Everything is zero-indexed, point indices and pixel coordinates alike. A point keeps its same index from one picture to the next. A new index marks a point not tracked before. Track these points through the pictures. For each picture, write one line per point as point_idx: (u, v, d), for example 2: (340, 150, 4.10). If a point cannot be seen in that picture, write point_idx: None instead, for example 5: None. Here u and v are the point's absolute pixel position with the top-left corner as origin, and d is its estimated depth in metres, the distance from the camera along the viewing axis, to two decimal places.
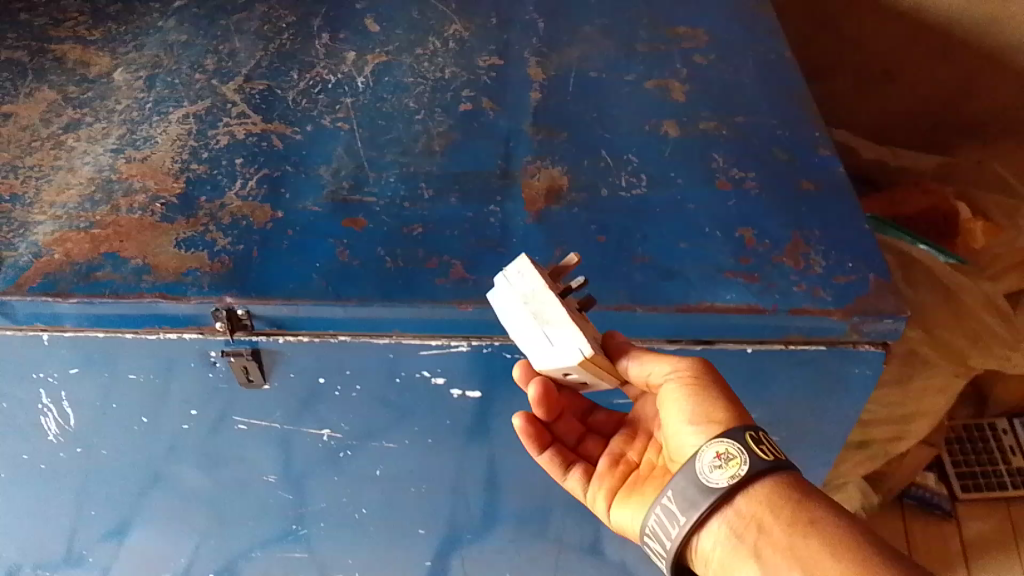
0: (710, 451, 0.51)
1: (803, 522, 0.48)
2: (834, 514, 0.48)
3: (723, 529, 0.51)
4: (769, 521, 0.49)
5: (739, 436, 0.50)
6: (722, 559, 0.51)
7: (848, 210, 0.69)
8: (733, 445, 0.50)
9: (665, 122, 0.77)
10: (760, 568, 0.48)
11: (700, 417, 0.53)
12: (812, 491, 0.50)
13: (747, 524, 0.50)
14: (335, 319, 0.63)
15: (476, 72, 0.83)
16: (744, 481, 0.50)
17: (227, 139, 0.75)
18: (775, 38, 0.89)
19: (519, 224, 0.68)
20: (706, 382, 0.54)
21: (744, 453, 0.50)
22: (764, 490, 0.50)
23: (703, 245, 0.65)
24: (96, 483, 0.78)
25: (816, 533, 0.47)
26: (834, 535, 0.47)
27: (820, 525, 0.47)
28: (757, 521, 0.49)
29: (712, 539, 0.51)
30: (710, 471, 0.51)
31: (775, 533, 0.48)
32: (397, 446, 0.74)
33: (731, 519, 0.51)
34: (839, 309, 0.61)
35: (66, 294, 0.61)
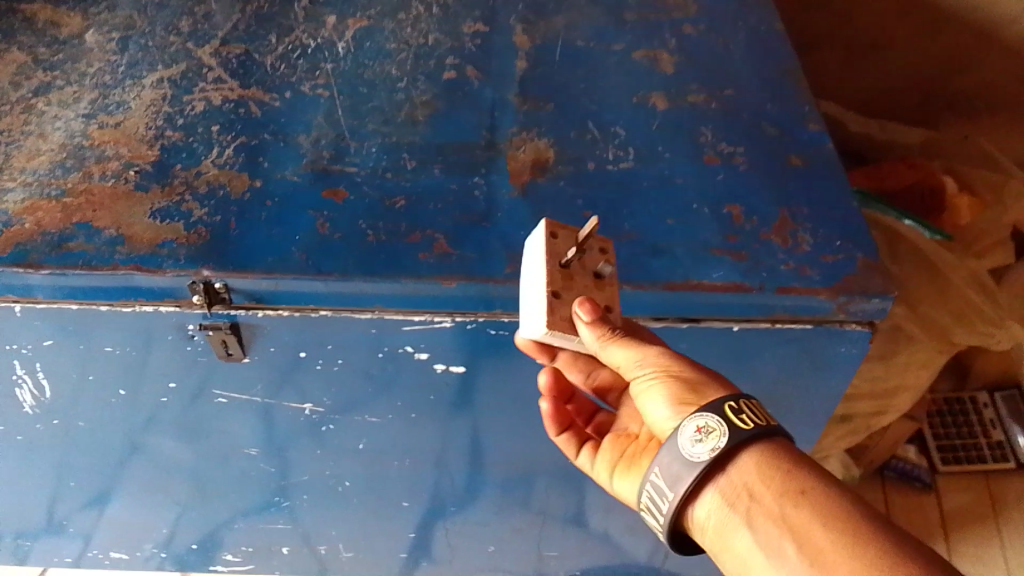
0: (692, 424, 0.48)
1: (795, 491, 0.45)
2: (826, 481, 0.45)
3: (713, 500, 0.48)
4: (760, 490, 0.46)
5: (714, 408, 0.47)
6: (713, 528, 0.48)
7: (836, 187, 0.68)
8: (712, 419, 0.47)
9: (653, 94, 0.76)
10: (753, 537, 0.45)
11: (679, 397, 0.49)
12: (802, 458, 0.47)
13: (737, 493, 0.47)
14: (316, 294, 0.61)
15: (461, 39, 0.81)
16: (728, 451, 0.47)
17: (203, 105, 0.73)
18: (765, 8, 0.88)
19: (504, 197, 0.66)
20: (675, 376, 0.50)
21: (723, 426, 0.47)
22: (753, 457, 0.47)
23: (691, 221, 0.64)
24: (74, 455, 0.77)
25: (809, 502, 0.44)
26: (829, 505, 0.43)
27: (811, 494, 0.44)
28: (747, 488, 0.46)
29: (703, 512, 0.48)
30: (694, 444, 0.47)
31: (766, 501, 0.45)
32: (379, 420, 0.73)
33: (719, 488, 0.47)
34: (827, 288, 0.60)
35: (38, 266, 0.59)
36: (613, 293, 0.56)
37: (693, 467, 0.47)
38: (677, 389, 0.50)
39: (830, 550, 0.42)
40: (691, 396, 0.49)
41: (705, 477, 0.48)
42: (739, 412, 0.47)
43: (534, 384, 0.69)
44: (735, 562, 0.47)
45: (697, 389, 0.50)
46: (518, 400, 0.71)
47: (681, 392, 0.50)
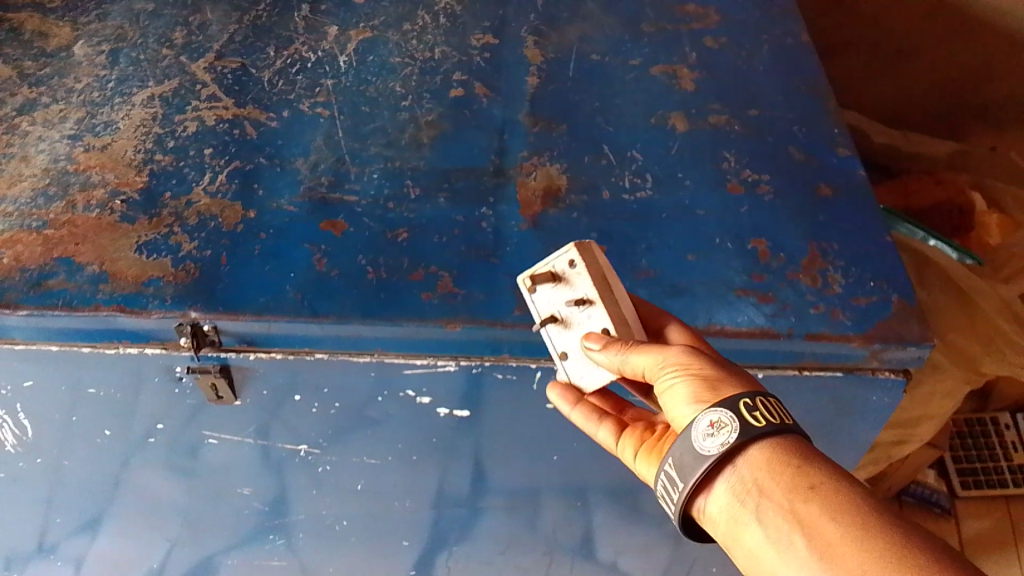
0: (702, 417, 0.42)
1: (806, 486, 0.39)
2: (842, 476, 0.39)
3: (725, 494, 0.42)
4: (769, 485, 0.40)
5: (727, 404, 0.41)
6: (725, 524, 0.42)
7: (870, 219, 0.63)
8: (724, 413, 0.41)
9: (672, 114, 0.71)
10: (763, 535, 0.39)
11: (705, 387, 0.43)
12: (818, 453, 0.40)
13: (746, 487, 0.41)
14: (312, 336, 0.58)
15: (469, 53, 0.77)
16: (737, 448, 0.41)
17: (195, 125, 0.69)
18: (791, 18, 0.83)
19: (513, 229, 0.62)
20: (692, 375, 0.44)
21: (734, 420, 0.41)
22: (765, 451, 0.41)
23: (713, 258, 0.60)
24: (62, 489, 0.74)
25: (822, 499, 0.38)
26: (841, 501, 0.37)
27: (825, 490, 0.38)
28: (757, 482, 0.40)
29: (715, 505, 0.42)
30: (704, 439, 0.41)
31: (776, 496, 0.39)
32: (379, 462, 0.70)
33: (730, 482, 0.42)
34: (860, 335, 0.55)
35: (15, 306, 0.56)
36: (598, 312, 0.51)
37: (700, 462, 0.42)
38: (703, 381, 0.44)
39: (846, 552, 0.36)
40: (713, 389, 0.43)
41: (715, 469, 0.42)
42: (756, 410, 0.41)
43: (543, 426, 0.65)
44: (748, 560, 0.41)
45: (724, 381, 0.44)
46: (526, 442, 0.67)
47: (707, 383, 0.43)
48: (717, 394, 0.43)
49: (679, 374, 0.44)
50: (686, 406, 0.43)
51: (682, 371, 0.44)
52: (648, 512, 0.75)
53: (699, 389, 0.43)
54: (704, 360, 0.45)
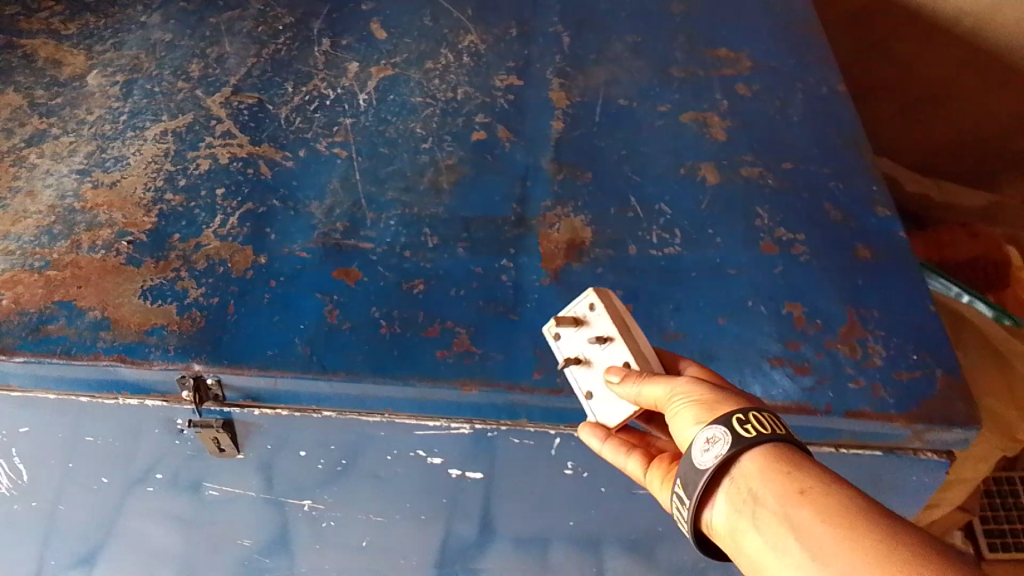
0: (698, 435, 0.39)
1: (796, 491, 0.35)
2: (834, 479, 0.35)
3: (724, 507, 0.38)
4: (762, 494, 0.36)
5: (721, 420, 0.38)
6: (729, 539, 0.38)
7: (910, 285, 0.60)
8: (719, 428, 0.38)
9: (702, 164, 0.69)
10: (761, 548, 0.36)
11: (709, 407, 0.40)
12: (815, 460, 0.37)
13: (742, 497, 0.37)
14: (320, 394, 0.55)
15: (492, 94, 0.74)
16: (732, 460, 0.38)
17: (208, 163, 0.67)
18: (825, 66, 0.80)
19: (534, 284, 0.59)
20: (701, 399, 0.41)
21: (727, 434, 0.38)
22: (758, 460, 0.37)
23: (746, 323, 0.57)
24: (55, 534, 0.71)
25: (813, 502, 0.34)
26: (833, 504, 0.34)
27: (817, 493, 0.34)
28: (751, 490, 0.37)
29: (717, 519, 0.39)
30: (702, 452, 0.39)
31: (769, 504, 0.36)
32: (386, 519, 0.67)
33: (727, 493, 0.38)
34: (903, 415, 0.53)
35: (11, 353, 0.53)
36: (616, 351, 0.48)
37: (700, 475, 0.39)
38: (705, 400, 0.41)
39: (839, 554, 0.32)
40: (714, 408, 0.40)
41: (715, 485, 0.39)
42: (748, 422, 0.38)
43: (560, 491, 0.62)
44: (752, 574, 0.37)
45: (731, 403, 0.41)
46: (540, 506, 0.64)
47: (709, 402, 0.41)
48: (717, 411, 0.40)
49: (685, 399, 0.41)
50: (689, 427, 0.40)
51: (685, 392, 0.42)
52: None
53: (700, 407, 0.40)
54: (711, 385, 0.42)
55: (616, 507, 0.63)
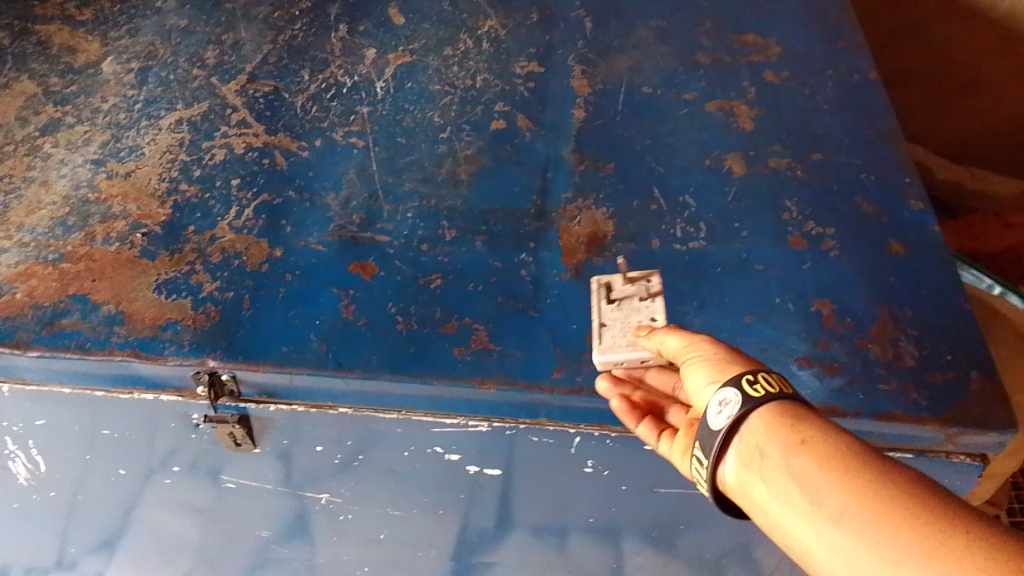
0: (713, 397, 0.42)
1: (797, 441, 0.38)
2: (831, 428, 0.39)
3: (734, 463, 0.41)
4: (767, 447, 0.39)
5: (731, 382, 0.41)
6: (738, 490, 0.41)
7: (944, 283, 0.58)
8: (729, 390, 0.41)
9: (728, 155, 0.67)
10: (768, 497, 0.39)
11: (720, 366, 0.43)
12: (812, 411, 0.40)
13: (749, 450, 0.40)
14: (336, 391, 0.54)
15: (512, 82, 0.73)
16: (741, 419, 0.41)
17: (223, 153, 0.66)
18: (857, 51, 0.78)
19: (555, 279, 0.58)
20: (716, 358, 0.44)
21: (738, 396, 0.40)
22: (765, 416, 0.40)
23: (773, 321, 0.55)
24: (73, 524, 0.71)
25: (814, 451, 0.38)
26: (832, 453, 0.37)
27: (817, 443, 0.38)
28: (758, 444, 0.40)
29: (728, 474, 0.42)
30: (716, 413, 0.41)
31: (773, 457, 0.39)
32: (403, 514, 0.66)
33: (736, 449, 0.41)
34: (935, 417, 0.51)
35: (25, 347, 0.53)
36: (657, 303, 0.52)
37: (715, 437, 0.41)
38: (718, 361, 0.44)
39: (839, 500, 0.36)
40: (725, 368, 0.43)
41: (727, 444, 0.41)
42: (756, 381, 0.41)
43: (580, 489, 0.61)
44: (762, 523, 0.40)
45: (742, 362, 0.43)
46: (559, 503, 0.63)
47: (720, 363, 0.43)
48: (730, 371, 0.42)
49: (700, 357, 0.44)
50: (704, 387, 0.43)
51: (700, 353, 0.44)
52: None
53: (714, 368, 0.43)
54: (726, 346, 0.45)
55: (637, 505, 0.62)
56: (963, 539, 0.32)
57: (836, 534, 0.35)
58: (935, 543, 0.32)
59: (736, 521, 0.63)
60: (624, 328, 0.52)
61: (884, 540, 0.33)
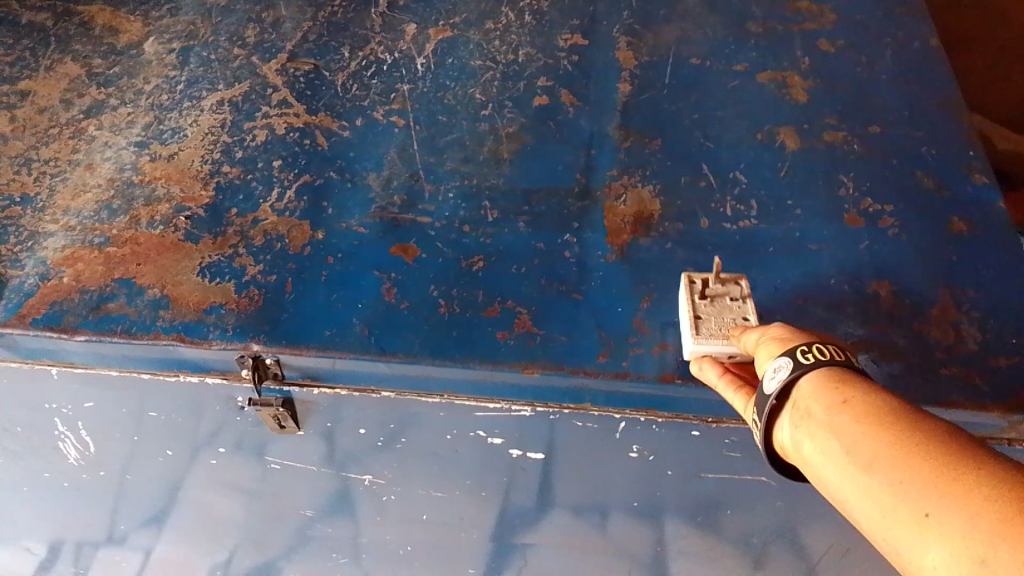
0: (768, 366, 0.42)
1: (839, 402, 0.38)
2: (878, 389, 0.38)
3: (787, 428, 0.40)
4: (812, 407, 0.39)
5: (787, 352, 0.41)
6: (794, 454, 0.40)
7: (1009, 262, 0.56)
8: (783, 359, 0.41)
9: (780, 129, 0.64)
10: (812, 455, 0.38)
11: (784, 342, 0.43)
12: (865, 377, 0.39)
13: (799, 413, 0.39)
14: (378, 375, 0.54)
15: (555, 55, 0.71)
16: (792, 384, 0.40)
17: (265, 134, 0.65)
18: (918, 17, 0.74)
19: (600, 261, 0.56)
20: (780, 335, 0.44)
21: (790, 362, 0.40)
22: (815, 379, 0.39)
23: (828, 303, 0.53)
24: (123, 501, 0.73)
25: (854, 410, 0.37)
26: (872, 409, 0.36)
27: (857, 402, 0.37)
28: (806, 406, 0.39)
29: (784, 439, 0.41)
30: (770, 381, 0.41)
31: (816, 415, 0.38)
32: (446, 495, 0.66)
33: (788, 412, 0.40)
34: (999, 404, 0.48)
35: (73, 331, 0.53)
36: (749, 304, 0.51)
37: (766, 402, 0.41)
38: (784, 338, 0.43)
39: (872, 450, 0.35)
40: (785, 342, 0.43)
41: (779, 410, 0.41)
42: (810, 351, 0.40)
43: (624, 472, 0.60)
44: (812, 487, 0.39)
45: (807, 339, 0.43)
46: (603, 486, 0.62)
47: (784, 339, 0.43)
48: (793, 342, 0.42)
49: (767, 337, 0.44)
50: (766, 358, 0.43)
51: (768, 333, 0.44)
52: (730, 558, 0.70)
53: (778, 342, 0.43)
54: (798, 327, 0.44)
55: (682, 490, 0.61)
56: (975, 475, 0.31)
57: (866, 482, 0.34)
58: (949, 482, 0.32)
59: (783, 506, 0.62)
60: (720, 325, 0.50)
61: (904, 482, 0.33)
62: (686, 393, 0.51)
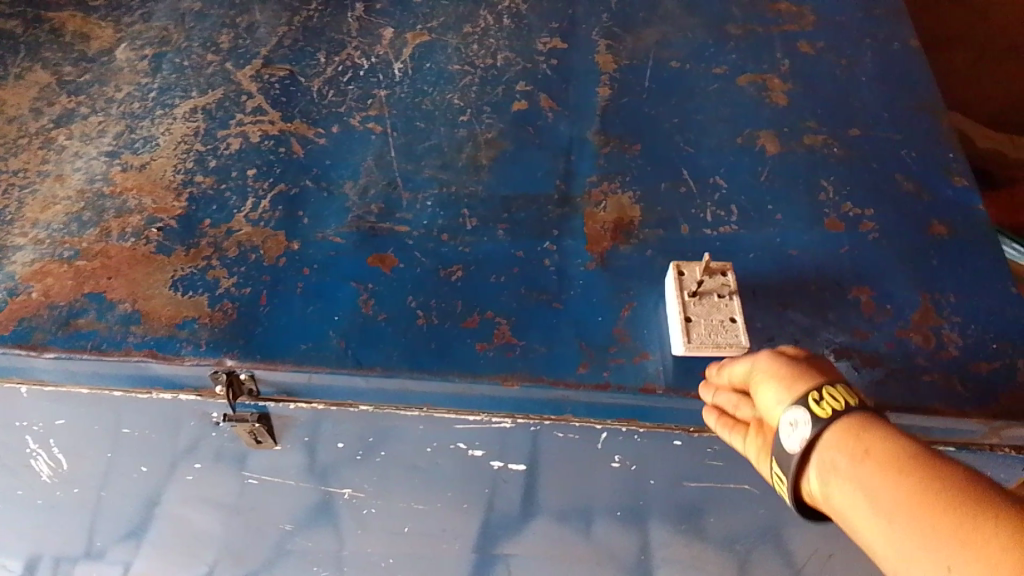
0: (783, 419, 0.40)
1: (861, 451, 0.37)
2: (894, 431, 0.37)
3: (813, 479, 0.40)
4: (836, 460, 0.38)
5: (800, 401, 0.40)
6: (823, 504, 0.39)
7: (990, 266, 0.55)
8: (799, 411, 0.39)
9: (761, 133, 0.64)
10: (839, 508, 0.38)
11: (788, 384, 0.41)
12: (882, 417, 0.38)
13: (824, 466, 0.39)
14: (355, 389, 0.53)
15: (534, 59, 0.70)
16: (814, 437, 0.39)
17: (238, 142, 0.64)
18: (898, 18, 0.74)
19: (579, 269, 0.56)
20: (777, 374, 0.42)
21: (808, 416, 0.39)
22: (836, 431, 0.38)
23: (809, 310, 0.53)
24: (100, 516, 0.71)
25: (876, 459, 0.36)
26: (891, 457, 0.36)
27: (879, 450, 0.36)
28: (828, 458, 0.38)
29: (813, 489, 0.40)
30: (789, 436, 0.40)
31: (840, 466, 0.38)
32: (428, 507, 0.65)
33: (811, 464, 0.39)
34: (980, 411, 0.48)
35: (42, 349, 0.52)
36: (736, 303, 0.51)
37: (791, 457, 0.40)
38: (785, 377, 0.42)
39: (895, 503, 0.35)
40: (792, 384, 0.41)
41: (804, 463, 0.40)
42: (824, 398, 0.39)
43: (606, 482, 0.60)
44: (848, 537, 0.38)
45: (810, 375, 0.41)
46: (586, 495, 0.62)
47: (788, 379, 0.41)
48: (798, 386, 0.41)
49: (763, 379, 0.43)
50: (774, 407, 0.41)
51: (765, 373, 0.43)
52: (715, 563, 0.70)
53: (782, 385, 0.41)
54: (791, 359, 0.43)
55: (665, 498, 0.61)
56: (994, 526, 0.32)
57: (891, 537, 0.34)
58: (974, 537, 0.32)
59: (766, 513, 0.62)
60: (710, 328, 0.50)
61: (929, 538, 0.33)
62: (667, 403, 0.51)
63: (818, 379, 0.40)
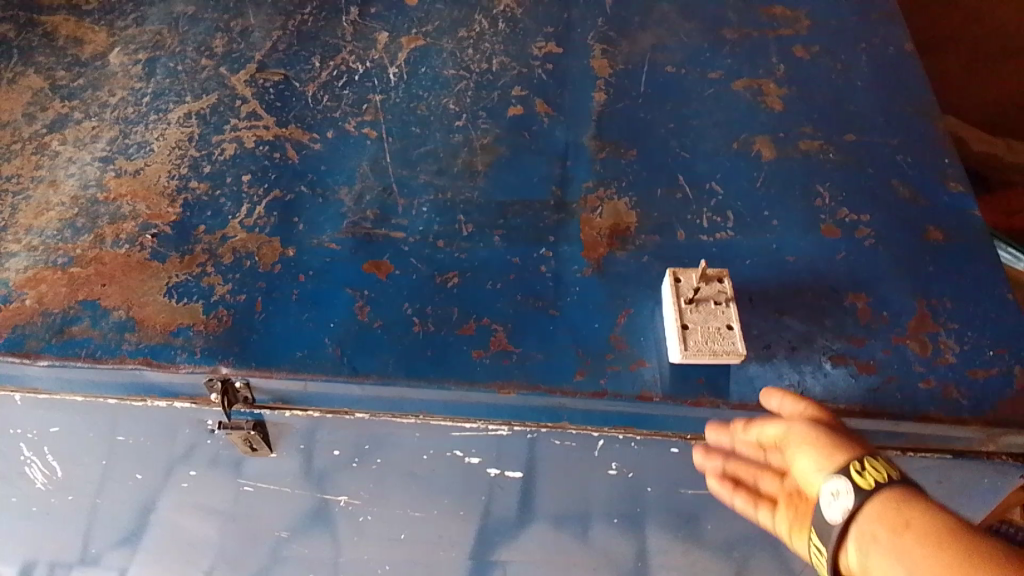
0: (824, 488, 0.41)
1: (901, 524, 0.38)
2: (936, 509, 0.38)
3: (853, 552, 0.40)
4: (878, 532, 0.39)
5: (842, 472, 0.41)
6: None
7: (986, 272, 0.55)
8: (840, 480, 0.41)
9: (757, 138, 0.64)
10: None
11: (828, 456, 0.42)
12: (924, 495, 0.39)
13: (864, 538, 0.39)
14: (351, 397, 0.52)
15: (529, 64, 0.70)
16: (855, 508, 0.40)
17: (233, 148, 0.64)
18: (893, 22, 0.74)
19: (576, 276, 0.56)
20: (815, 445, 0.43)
21: (850, 485, 0.40)
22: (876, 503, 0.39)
23: (806, 316, 0.53)
24: (94, 523, 0.71)
25: (916, 531, 0.37)
26: (931, 530, 0.37)
27: (919, 523, 0.37)
28: (869, 530, 0.39)
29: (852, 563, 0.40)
30: (830, 504, 0.41)
31: (880, 539, 0.38)
32: (424, 514, 0.65)
33: (850, 536, 0.40)
34: (978, 418, 0.49)
35: (35, 356, 0.52)
36: (733, 309, 0.51)
37: (832, 528, 0.40)
38: (825, 448, 0.43)
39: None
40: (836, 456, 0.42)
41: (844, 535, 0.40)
42: (865, 469, 0.40)
43: (603, 489, 0.59)
44: None
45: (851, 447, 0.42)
46: (583, 502, 0.61)
47: (829, 450, 0.43)
48: (838, 458, 0.42)
49: (801, 448, 0.44)
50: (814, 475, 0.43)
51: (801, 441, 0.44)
52: (712, 567, 0.70)
53: (821, 455, 0.43)
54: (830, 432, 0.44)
55: (662, 505, 0.61)
56: None
57: None
58: None
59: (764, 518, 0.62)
60: (706, 335, 0.50)
61: None
62: (665, 411, 0.50)
63: (859, 453, 0.42)
